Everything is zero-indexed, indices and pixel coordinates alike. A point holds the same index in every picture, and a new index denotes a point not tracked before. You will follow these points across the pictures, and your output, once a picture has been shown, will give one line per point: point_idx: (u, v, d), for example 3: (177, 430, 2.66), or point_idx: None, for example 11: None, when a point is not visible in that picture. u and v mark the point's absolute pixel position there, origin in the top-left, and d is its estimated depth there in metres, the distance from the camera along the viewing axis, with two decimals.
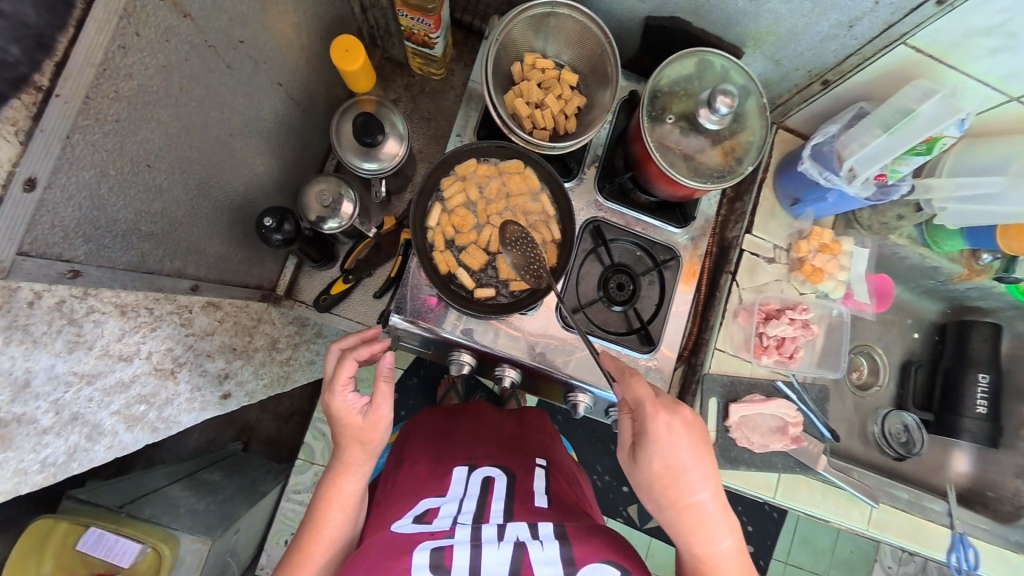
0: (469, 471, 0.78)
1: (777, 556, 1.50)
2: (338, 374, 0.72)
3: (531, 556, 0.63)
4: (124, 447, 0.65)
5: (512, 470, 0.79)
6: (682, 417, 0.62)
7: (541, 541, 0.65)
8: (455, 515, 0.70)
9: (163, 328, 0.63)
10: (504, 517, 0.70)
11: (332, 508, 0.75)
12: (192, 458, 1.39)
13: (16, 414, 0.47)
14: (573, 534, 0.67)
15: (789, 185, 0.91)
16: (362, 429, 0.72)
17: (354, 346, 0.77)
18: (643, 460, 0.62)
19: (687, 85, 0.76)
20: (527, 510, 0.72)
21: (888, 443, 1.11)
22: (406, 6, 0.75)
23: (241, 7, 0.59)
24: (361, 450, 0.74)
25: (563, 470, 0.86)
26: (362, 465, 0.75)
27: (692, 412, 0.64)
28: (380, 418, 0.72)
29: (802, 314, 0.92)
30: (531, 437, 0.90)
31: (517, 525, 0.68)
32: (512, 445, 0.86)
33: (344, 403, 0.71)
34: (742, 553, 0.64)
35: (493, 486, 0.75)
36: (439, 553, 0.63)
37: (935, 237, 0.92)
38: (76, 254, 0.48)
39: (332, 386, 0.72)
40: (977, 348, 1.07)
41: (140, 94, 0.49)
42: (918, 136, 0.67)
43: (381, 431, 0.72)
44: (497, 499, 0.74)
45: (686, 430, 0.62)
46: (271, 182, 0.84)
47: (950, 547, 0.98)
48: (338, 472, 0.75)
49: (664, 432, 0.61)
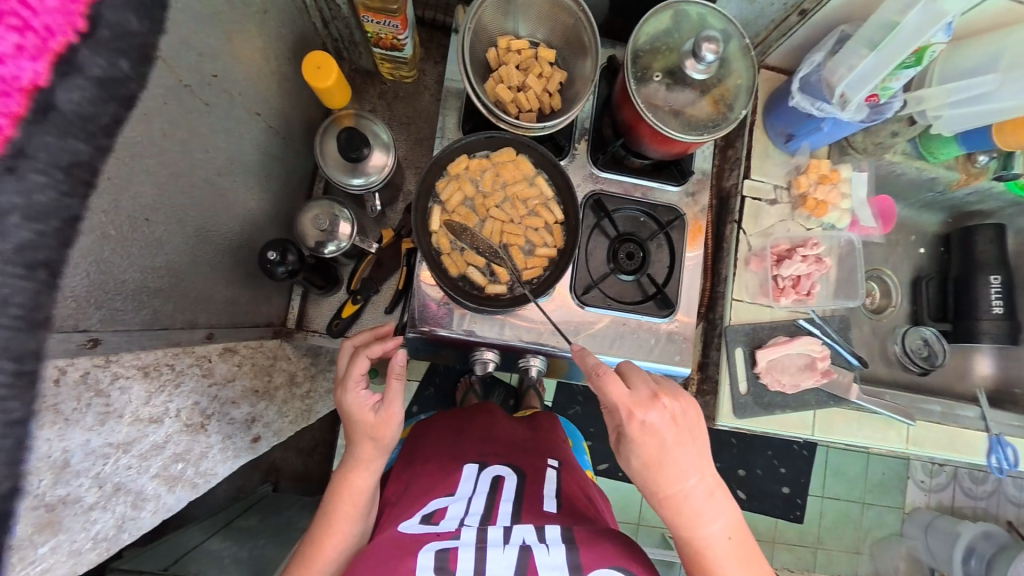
0: (480, 467, 0.77)
1: (813, 492, 1.52)
2: (350, 371, 0.72)
3: (537, 561, 0.63)
4: (168, 509, 0.63)
5: (522, 469, 0.78)
6: (666, 414, 0.60)
7: (547, 545, 0.65)
8: (462, 516, 0.70)
9: (186, 382, 0.61)
10: (511, 520, 0.70)
11: (342, 502, 0.73)
12: (225, 508, 1.37)
13: (61, 496, 0.45)
14: (582, 539, 0.67)
15: (779, 122, 0.90)
16: (374, 425, 0.71)
17: (367, 344, 0.77)
18: (626, 452, 0.63)
19: (667, 40, 0.75)
20: (536, 513, 0.72)
21: (911, 359, 1.11)
22: (370, 11, 0.73)
23: (209, 40, 0.56)
24: (373, 446, 0.72)
25: (575, 471, 0.85)
26: (373, 461, 0.74)
27: (676, 405, 0.61)
28: (392, 415, 0.71)
29: (813, 249, 0.91)
30: (545, 439, 0.89)
31: (523, 528, 0.68)
32: (526, 446, 0.85)
33: (356, 400, 0.71)
34: (734, 536, 0.64)
35: (503, 484, 0.75)
36: (444, 555, 0.63)
37: (930, 147, 0.92)
38: (91, 322, 0.46)
39: (344, 383, 0.71)
40: (984, 250, 1.06)
41: (127, 147, 0.46)
42: (906, 49, 0.67)
43: (393, 427, 0.71)
44: (505, 499, 0.73)
45: (665, 425, 0.60)
46: (265, 217, 0.81)
47: (989, 450, 1.00)
48: (350, 467, 0.74)
49: (646, 431, 0.60)
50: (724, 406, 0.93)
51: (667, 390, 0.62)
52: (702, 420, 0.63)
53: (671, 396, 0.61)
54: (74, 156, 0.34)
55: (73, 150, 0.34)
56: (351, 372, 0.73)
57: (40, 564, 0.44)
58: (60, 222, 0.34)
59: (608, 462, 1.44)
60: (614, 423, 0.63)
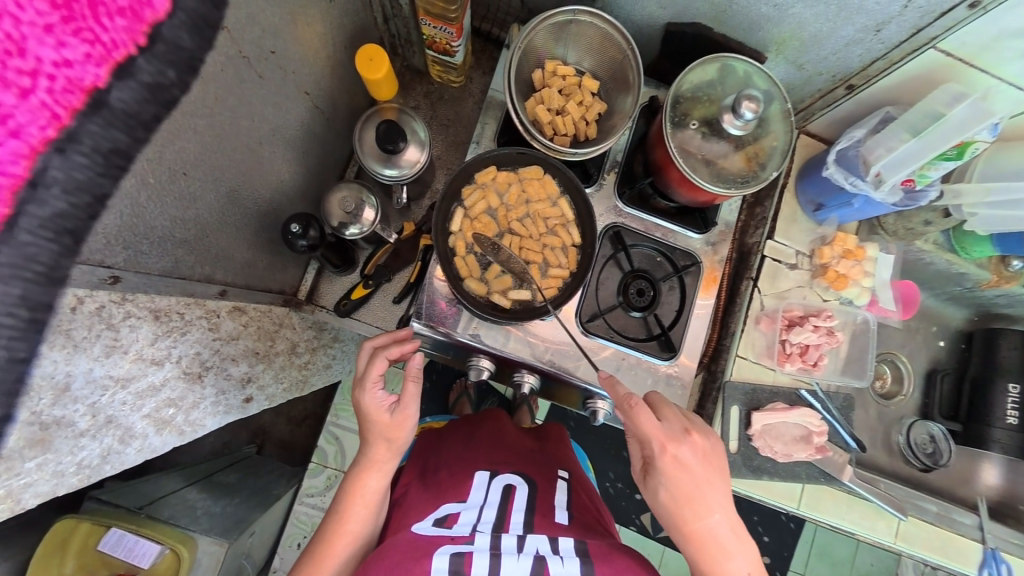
0: (491, 476, 0.78)
1: (794, 568, 1.47)
2: (368, 372, 0.73)
3: (551, 570, 0.62)
4: (153, 450, 0.65)
5: (532, 480, 0.79)
6: (694, 447, 0.64)
7: (561, 556, 0.65)
8: (475, 523, 0.70)
9: (192, 332, 0.64)
10: (524, 530, 0.70)
11: (356, 503, 0.74)
12: (208, 460, 1.40)
13: (56, 417, 0.47)
14: (595, 553, 0.67)
15: (811, 190, 0.90)
16: (389, 427, 0.72)
17: (386, 345, 0.78)
18: (655, 482, 0.65)
19: (710, 91, 0.76)
20: (548, 523, 0.72)
21: (914, 454, 1.08)
22: (429, 15, 0.77)
23: (273, 18, 0.60)
24: (388, 448, 0.74)
25: (583, 482, 0.88)
26: (386, 462, 0.75)
27: (706, 440, 0.65)
28: (407, 417, 0.73)
29: (827, 322, 0.89)
30: (553, 450, 0.92)
31: (536, 538, 0.68)
32: (536, 457, 0.87)
33: (373, 401, 0.72)
34: (755, 574, 0.65)
35: (515, 494, 0.75)
36: (459, 559, 0.63)
37: (963, 243, 0.91)
38: (116, 260, 0.49)
39: (361, 382, 0.73)
40: (1005, 356, 1.02)
41: (179, 105, 0.49)
42: (948, 141, 0.67)
43: (407, 430, 0.73)
44: (517, 509, 0.73)
45: (697, 460, 0.64)
46: (296, 189, 0.85)
47: (981, 562, 0.94)
48: (362, 467, 0.75)
49: (677, 465, 0.64)
50: None
51: (699, 430, 0.66)
52: (724, 455, 0.67)
53: (700, 433, 0.66)
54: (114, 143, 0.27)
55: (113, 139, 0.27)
56: (368, 373, 0.74)
57: (24, 477, 0.47)
58: (97, 199, 0.27)
59: None
60: (644, 454, 0.66)
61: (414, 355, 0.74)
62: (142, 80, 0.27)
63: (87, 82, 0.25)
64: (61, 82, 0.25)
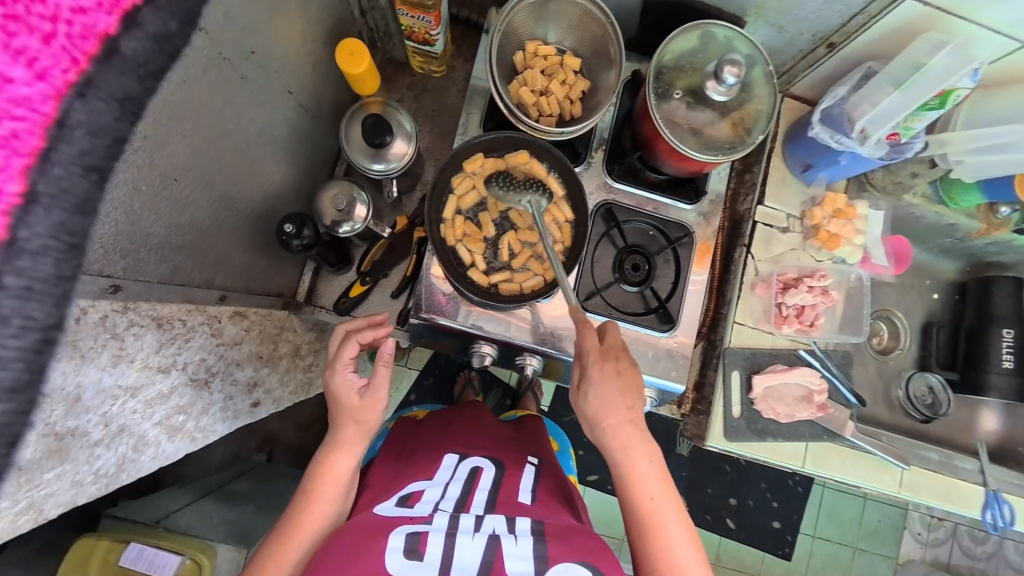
0: (460, 458, 0.76)
1: (804, 530, 1.50)
2: (340, 355, 0.72)
3: (504, 550, 0.62)
4: (167, 457, 0.65)
5: (501, 463, 0.78)
6: (621, 367, 0.66)
7: (517, 535, 0.64)
8: (437, 501, 0.69)
9: (196, 339, 0.64)
10: (484, 508, 0.69)
11: (324, 482, 0.72)
12: (220, 471, 1.40)
13: (70, 428, 0.47)
14: (550, 533, 0.66)
15: (799, 152, 0.91)
16: (359, 410, 0.72)
17: (359, 328, 0.75)
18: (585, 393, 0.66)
19: (692, 60, 0.77)
20: (511, 504, 0.71)
21: (914, 406, 1.09)
22: (407, 5, 0.77)
23: (252, 17, 0.60)
24: (357, 429, 0.72)
25: (555, 467, 0.85)
26: (355, 444, 0.73)
27: (627, 361, 0.67)
28: (379, 399, 0.72)
29: (820, 281, 0.90)
30: (528, 441, 0.89)
31: (495, 518, 0.67)
32: (507, 443, 0.85)
33: (345, 381, 0.71)
34: (665, 479, 0.67)
35: (481, 474, 0.74)
36: (415, 538, 0.62)
37: (951, 193, 0.92)
38: (116, 269, 0.49)
39: (333, 365, 0.71)
40: (1000, 303, 1.04)
41: (166, 108, 0.49)
42: (928, 93, 0.69)
43: (377, 413, 0.72)
44: (482, 488, 0.72)
45: (619, 375, 0.65)
46: (287, 190, 0.85)
47: (984, 505, 0.96)
48: (332, 448, 0.73)
49: (602, 375, 0.65)
50: (716, 427, 0.90)
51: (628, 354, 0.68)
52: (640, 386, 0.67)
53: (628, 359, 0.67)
54: (123, 93, 0.29)
55: (126, 89, 0.29)
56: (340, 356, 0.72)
57: (45, 488, 0.47)
58: (118, 143, 0.29)
59: (599, 474, 1.45)
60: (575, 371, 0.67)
61: (387, 341, 0.72)
62: (148, 31, 0.29)
63: (101, 28, 0.27)
64: (77, 28, 0.27)
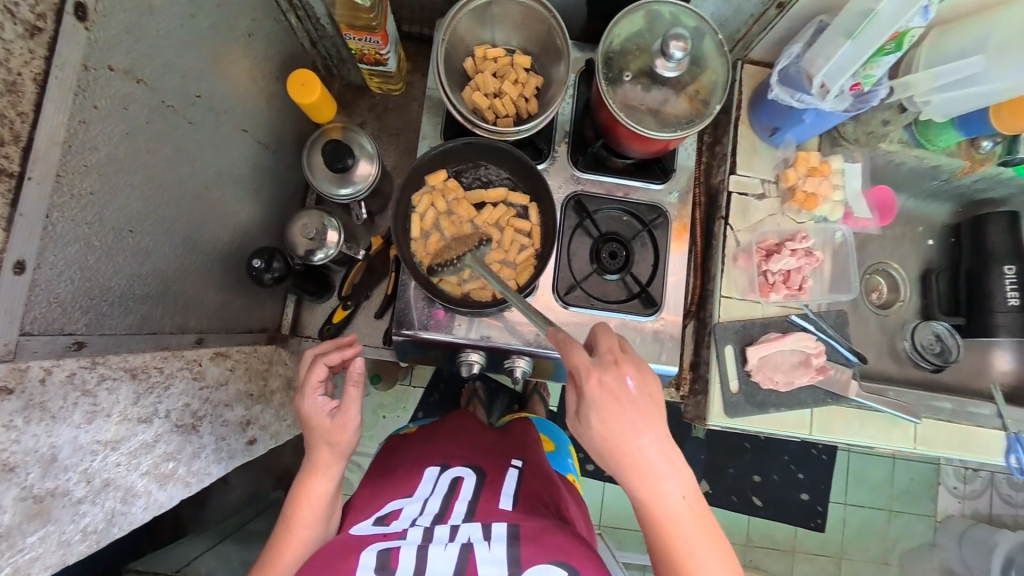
0: (440, 470, 0.76)
1: (834, 498, 1.47)
2: (308, 379, 0.72)
3: (476, 556, 0.60)
4: (161, 505, 0.63)
5: (483, 471, 0.76)
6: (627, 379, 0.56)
7: (490, 540, 0.62)
8: (415, 517, 0.68)
9: (177, 384, 0.64)
10: (463, 518, 0.68)
11: (302, 507, 0.72)
12: (237, 513, 1.41)
13: (49, 488, 0.48)
14: (526, 534, 0.63)
15: (765, 117, 0.90)
16: (330, 431, 0.71)
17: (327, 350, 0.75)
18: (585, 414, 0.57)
19: (640, 41, 0.76)
20: (491, 509, 0.69)
21: (924, 356, 1.06)
22: (352, 29, 0.77)
23: (193, 63, 0.61)
24: (330, 451, 0.71)
25: (542, 467, 0.82)
26: (331, 467, 0.73)
27: (617, 342, 0.59)
28: (349, 420, 0.71)
29: (803, 243, 0.89)
30: (516, 443, 0.87)
31: (471, 527, 0.66)
32: (492, 450, 0.83)
33: (314, 405, 0.71)
34: (690, 498, 0.58)
35: (462, 485, 0.73)
36: (386, 554, 0.61)
37: (927, 135, 0.90)
38: (78, 326, 0.51)
39: (301, 390, 0.72)
40: (996, 241, 1.01)
41: (110, 163, 0.51)
42: (884, 35, 0.66)
43: (349, 433, 0.70)
44: (461, 499, 0.71)
45: (623, 390, 0.56)
46: (256, 226, 0.86)
47: (1007, 449, 0.93)
48: (309, 472, 0.73)
49: (600, 393, 0.56)
50: (715, 406, 0.89)
51: (631, 359, 0.58)
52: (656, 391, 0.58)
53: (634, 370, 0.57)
54: None
55: None
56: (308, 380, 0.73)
57: (30, 551, 0.47)
58: None
59: None
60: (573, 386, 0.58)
61: (354, 360, 0.71)
62: None
63: None
64: None
